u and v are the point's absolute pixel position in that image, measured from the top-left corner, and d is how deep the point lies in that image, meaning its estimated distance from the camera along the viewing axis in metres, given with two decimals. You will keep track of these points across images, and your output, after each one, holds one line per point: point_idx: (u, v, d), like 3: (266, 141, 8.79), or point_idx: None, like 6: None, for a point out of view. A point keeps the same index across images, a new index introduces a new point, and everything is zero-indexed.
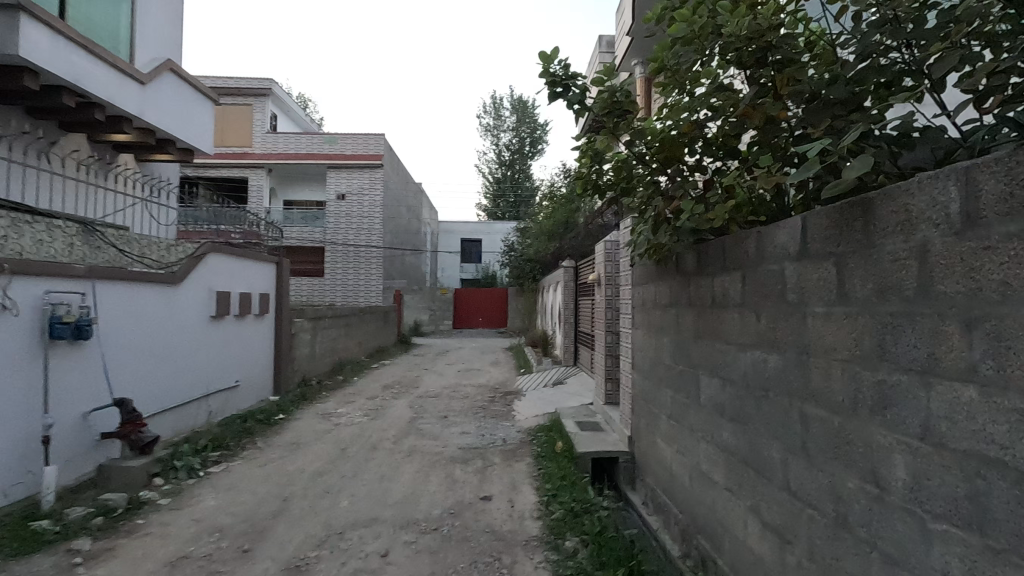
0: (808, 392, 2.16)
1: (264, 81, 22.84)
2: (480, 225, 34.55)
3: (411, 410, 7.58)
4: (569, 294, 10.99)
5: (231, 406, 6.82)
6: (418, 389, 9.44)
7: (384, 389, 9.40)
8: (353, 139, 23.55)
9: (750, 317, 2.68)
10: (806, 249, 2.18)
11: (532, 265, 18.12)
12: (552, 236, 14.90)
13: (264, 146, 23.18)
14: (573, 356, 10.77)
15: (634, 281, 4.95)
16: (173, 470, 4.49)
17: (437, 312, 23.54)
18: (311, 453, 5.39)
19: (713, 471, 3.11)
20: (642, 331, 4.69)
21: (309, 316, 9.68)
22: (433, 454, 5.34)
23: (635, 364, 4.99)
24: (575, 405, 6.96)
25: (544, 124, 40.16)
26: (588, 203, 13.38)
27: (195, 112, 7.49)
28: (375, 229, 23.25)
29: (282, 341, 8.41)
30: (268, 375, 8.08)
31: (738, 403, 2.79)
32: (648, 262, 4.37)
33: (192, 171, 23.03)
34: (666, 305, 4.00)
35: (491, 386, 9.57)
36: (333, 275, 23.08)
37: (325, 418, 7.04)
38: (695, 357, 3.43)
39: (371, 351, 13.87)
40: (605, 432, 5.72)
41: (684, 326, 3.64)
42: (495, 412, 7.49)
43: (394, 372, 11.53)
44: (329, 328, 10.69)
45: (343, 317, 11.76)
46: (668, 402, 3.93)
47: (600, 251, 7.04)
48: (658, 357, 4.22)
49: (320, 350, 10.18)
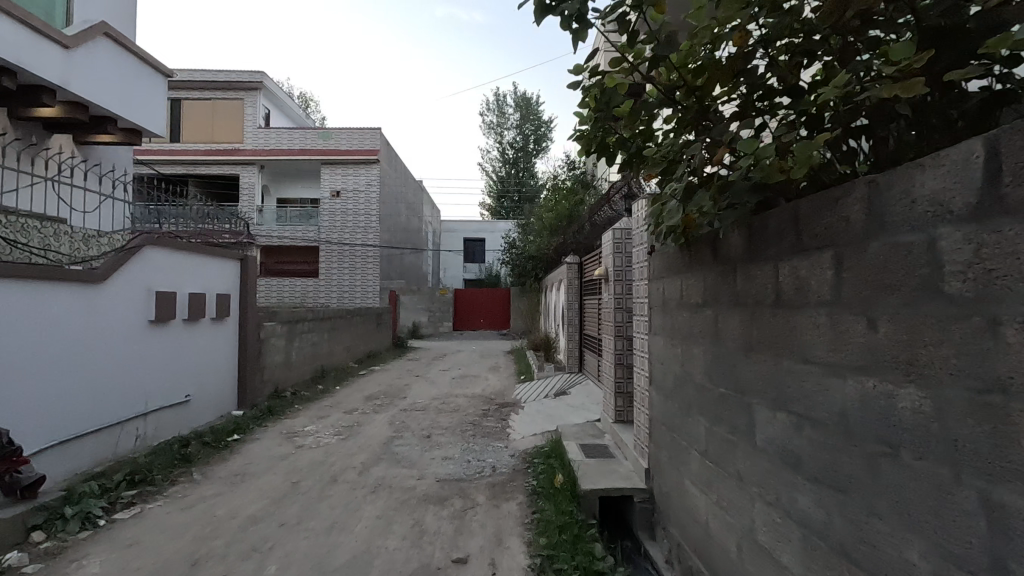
0: (1008, 469, 1.15)
1: (255, 75, 22.01)
2: (482, 223, 33.54)
3: (391, 427, 6.61)
4: (574, 294, 9.96)
5: (177, 427, 5.89)
6: (404, 400, 8.46)
7: (366, 400, 8.43)
8: (348, 134, 22.57)
9: (854, 322, 1.66)
10: (1004, 198, 1.17)
11: (534, 263, 17.12)
12: (555, 233, 13.84)
13: (256, 142, 22.33)
14: (578, 362, 9.75)
15: (651, 273, 3.95)
16: (62, 520, 3.51)
17: (436, 314, 22.54)
18: (255, 487, 4.43)
19: (779, 551, 2.10)
20: (664, 337, 3.69)
21: (284, 319, 8.72)
22: (404, 489, 4.35)
23: (653, 380, 3.99)
24: (580, 423, 5.96)
25: (549, 120, 39.00)
26: (594, 195, 12.30)
27: (137, 85, 6.54)
28: (371, 228, 22.35)
29: (247, 348, 7.45)
30: (229, 387, 7.12)
31: (831, 457, 1.78)
32: (672, 249, 3.37)
33: (182, 168, 22.19)
34: (699, 304, 2.99)
35: (486, 396, 8.57)
36: (328, 276, 22.19)
37: (288, 438, 6.07)
38: (745, 378, 2.41)
39: (361, 356, 12.92)
40: (615, 459, 4.71)
41: (724, 334, 2.64)
42: (486, 429, 6.49)
43: (382, 379, 10.70)
44: (309, 332, 9.74)
45: (328, 319, 10.83)
46: (702, 436, 2.92)
47: (608, 241, 6.00)
48: (686, 373, 3.21)
49: (298, 357, 9.24)
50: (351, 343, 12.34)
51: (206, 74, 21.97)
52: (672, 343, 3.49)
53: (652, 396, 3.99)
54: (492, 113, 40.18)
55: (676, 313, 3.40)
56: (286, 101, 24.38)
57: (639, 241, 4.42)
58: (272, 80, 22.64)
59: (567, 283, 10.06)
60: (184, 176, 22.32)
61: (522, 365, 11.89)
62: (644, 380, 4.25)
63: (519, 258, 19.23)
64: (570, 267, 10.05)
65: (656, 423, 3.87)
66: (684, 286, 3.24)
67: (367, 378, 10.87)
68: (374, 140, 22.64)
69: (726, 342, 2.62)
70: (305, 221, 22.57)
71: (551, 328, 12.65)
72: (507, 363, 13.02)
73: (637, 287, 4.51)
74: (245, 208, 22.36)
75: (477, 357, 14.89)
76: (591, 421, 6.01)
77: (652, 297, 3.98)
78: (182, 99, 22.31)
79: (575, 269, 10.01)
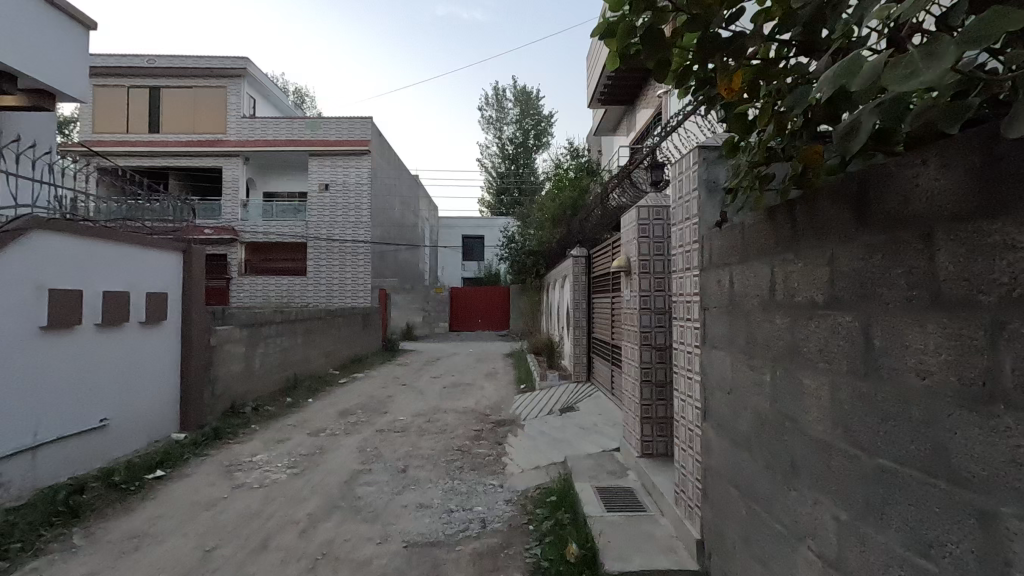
0: None
1: (238, 61, 20.76)
2: (481, 219, 32.30)
3: (360, 456, 5.40)
4: (581, 292, 8.72)
5: (87, 460, 4.69)
6: (383, 416, 7.24)
7: (339, 417, 7.20)
8: (337, 123, 21.27)
9: None
10: None
11: (535, 259, 15.88)
12: (558, 226, 12.59)
13: (239, 133, 21.13)
14: (586, 369, 8.54)
15: (709, 258, 2.74)
16: None
17: (431, 314, 21.30)
18: (152, 557, 3.22)
19: None
20: (732, 353, 2.47)
21: (244, 322, 7.49)
22: (356, 562, 3.13)
23: (705, 413, 2.79)
24: (595, 454, 4.73)
25: (551, 114, 37.68)
26: (601, 182, 11.03)
27: (50, 37, 5.56)
28: (362, 223, 21.14)
29: (192, 357, 6.22)
30: (169, 404, 5.90)
31: None
32: (760, 220, 2.16)
33: (161, 161, 21.03)
34: (819, 305, 1.77)
35: (480, 411, 7.34)
36: (317, 274, 21.00)
37: (229, 472, 4.86)
38: (974, 455, 1.19)
39: (344, 361, 11.70)
40: (648, 513, 3.50)
41: (888, 360, 1.45)
42: (478, 459, 5.27)
43: (364, 388, 9.49)
44: (277, 336, 8.52)
45: (302, 321, 9.62)
46: (828, 533, 1.71)
47: (628, 220, 4.72)
48: (785, 416, 1.99)
49: (263, 365, 8.01)
50: (332, 347, 11.15)
51: (187, 60, 20.72)
52: (749, 366, 2.29)
53: (705, 437, 2.78)
54: (491, 106, 38.87)
55: (758, 318, 2.20)
56: (273, 89, 23.12)
57: (682, 217, 3.20)
58: (257, 67, 21.37)
59: (573, 279, 8.80)
60: (165, 168, 21.16)
61: (522, 371, 10.66)
62: (687, 411, 3.06)
63: (519, 254, 17.98)
64: (575, 261, 8.79)
65: (713, 478, 2.67)
66: (777, 274, 2.05)
67: (347, 387, 9.67)
68: (365, 130, 21.35)
69: (895, 376, 1.42)
70: (292, 216, 21.38)
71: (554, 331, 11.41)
72: (505, 369, 11.81)
73: (674, 280, 3.31)
74: (229, 202, 21.17)
75: (472, 360, 13.66)
76: (607, 452, 4.78)
77: (706, 293, 2.79)
78: (162, 87, 21.09)
79: (582, 263, 8.76)
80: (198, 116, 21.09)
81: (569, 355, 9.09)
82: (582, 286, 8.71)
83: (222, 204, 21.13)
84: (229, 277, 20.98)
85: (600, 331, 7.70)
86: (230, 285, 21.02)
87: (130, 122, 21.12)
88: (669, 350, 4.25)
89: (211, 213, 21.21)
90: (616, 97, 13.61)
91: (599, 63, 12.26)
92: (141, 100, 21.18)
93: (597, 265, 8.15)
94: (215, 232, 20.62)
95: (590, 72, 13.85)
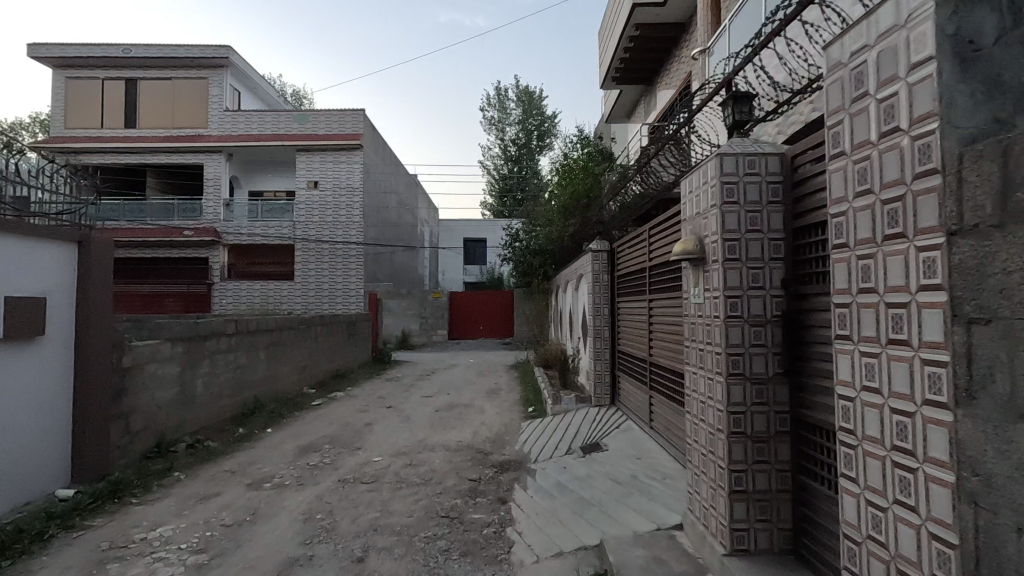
0: None
1: (220, 49, 19.32)
2: (482, 222, 30.77)
3: (306, 526, 3.81)
4: (602, 294, 7.10)
5: None
6: (354, 456, 5.64)
7: (297, 457, 5.61)
8: (326, 116, 19.80)
9: None
10: None
11: (541, 260, 14.32)
12: (570, 220, 11.00)
13: (222, 127, 19.72)
14: (609, 390, 6.94)
15: (997, 206, 1.15)
16: None
17: (428, 321, 19.71)
18: None
19: None
20: None
21: (177, 334, 5.91)
22: None
23: (970, 562, 1.22)
24: (649, 540, 3.11)
25: (555, 113, 36.17)
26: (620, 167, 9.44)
27: None
28: (354, 223, 19.65)
29: (95, 386, 4.66)
30: (50, 454, 4.35)
31: None
32: None
33: (138, 159, 19.61)
34: None
35: (477, 448, 5.72)
36: (305, 278, 19.48)
37: (101, 563, 3.27)
38: None
39: (321, 378, 10.12)
40: None
41: None
42: (473, 533, 3.67)
43: (340, 413, 7.89)
44: (229, 352, 6.94)
45: (266, 333, 8.03)
46: None
47: (693, 182, 3.12)
48: None
49: (206, 388, 6.41)
50: (307, 362, 9.57)
51: (165, 50, 19.32)
52: None
53: None
54: (492, 107, 37.40)
55: None
56: (259, 83, 21.67)
57: (863, 135, 1.61)
58: (240, 57, 19.91)
59: (592, 279, 7.19)
60: (142, 165, 19.72)
61: (529, 390, 9.04)
62: (888, 533, 1.49)
63: (523, 256, 16.39)
64: (594, 256, 7.17)
65: None
66: None
67: (320, 410, 8.07)
68: (357, 123, 19.86)
69: None
70: (279, 215, 19.87)
71: (567, 341, 9.79)
72: (508, 386, 10.20)
73: (831, 261, 1.73)
74: (210, 201, 19.68)
75: (472, 375, 12.05)
76: (665, 533, 3.18)
77: (978, 285, 1.20)
78: (139, 79, 19.74)
79: (604, 259, 7.14)
80: (178, 110, 19.71)
81: (586, 372, 7.47)
82: (604, 287, 7.09)
83: (203, 203, 19.67)
84: (211, 281, 19.54)
85: (631, 344, 6.10)
86: (212, 291, 19.57)
87: (105, 117, 19.80)
88: (773, 382, 2.66)
89: (192, 213, 19.73)
90: (633, 76, 12.02)
91: (616, 34, 10.69)
92: (116, 93, 19.80)
93: (626, 260, 6.54)
94: (195, 233, 19.15)
95: (603, 49, 12.28)
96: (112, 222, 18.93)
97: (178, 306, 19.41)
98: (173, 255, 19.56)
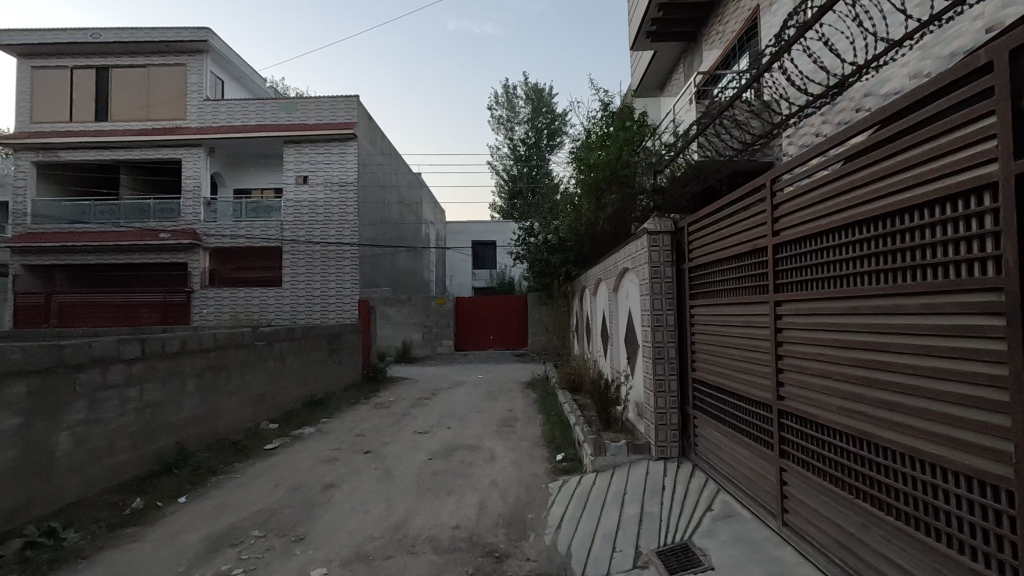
0: None
1: (199, 32, 17.38)
2: (491, 223, 28.64)
3: None
4: (667, 294, 4.84)
5: None
6: (285, 560, 3.52)
7: (194, 565, 3.49)
8: (317, 104, 17.83)
9: None
10: None
11: (561, 258, 12.15)
12: (603, 203, 8.75)
13: (201, 119, 17.82)
14: (680, 435, 4.74)
15: None
16: None
17: (432, 331, 17.52)
18: None
19: None
20: None
21: (17, 368, 3.81)
22: None
23: None
24: None
25: (566, 110, 34.00)
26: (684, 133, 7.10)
27: None
28: (349, 221, 17.64)
29: None
30: None
31: None
32: None
33: (110, 154, 17.72)
34: None
35: (486, 548, 3.55)
36: (293, 283, 17.53)
37: None
38: None
39: (289, 408, 8.02)
40: None
41: None
42: None
43: (300, 464, 5.75)
44: (126, 387, 4.82)
45: (199, 354, 5.92)
46: None
47: None
48: None
49: (80, 445, 4.30)
50: (267, 390, 7.45)
51: (137, 34, 17.44)
52: None
53: None
54: (501, 105, 35.56)
55: None
56: (244, 71, 19.77)
57: None
58: (221, 41, 18.00)
59: (647, 273, 4.93)
60: (114, 162, 17.85)
61: (556, 426, 6.86)
62: None
63: (537, 254, 14.20)
64: (648, 242, 4.92)
65: None
66: None
67: (274, 459, 5.94)
68: (350, 111, 17.83)
69: None
70: (264, 215, 17.91)
71: (603, 363, 7.56)
72: (526, 417, 7.99)
73: None
74: (189, 200, 17.76)
75: (480, 397, 9.92)
76: None
77: None
78: (111, 67, 17.92)
79: (667, 248, 4.90)
80: (155, 101, 17.88)
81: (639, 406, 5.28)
82: (672, 287, 4.86)
83: (181, 203, 17.79)
84: (191, 289, 17.56)
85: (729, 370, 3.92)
86: (192, 300, 17.56)
87: (74, 110, 17.98)
88: None
89: (169, 214, 17.88)
90: (673, 32, 9.83)
91: None
92: (87, 83, 17.98)
93: (704, 244, 4.34)
94: (171, 237, 17.24)
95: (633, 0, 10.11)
96: (83, 225, 17.73)
97: (155, 317, 17.56)
98: (150, 261, 17.66)
